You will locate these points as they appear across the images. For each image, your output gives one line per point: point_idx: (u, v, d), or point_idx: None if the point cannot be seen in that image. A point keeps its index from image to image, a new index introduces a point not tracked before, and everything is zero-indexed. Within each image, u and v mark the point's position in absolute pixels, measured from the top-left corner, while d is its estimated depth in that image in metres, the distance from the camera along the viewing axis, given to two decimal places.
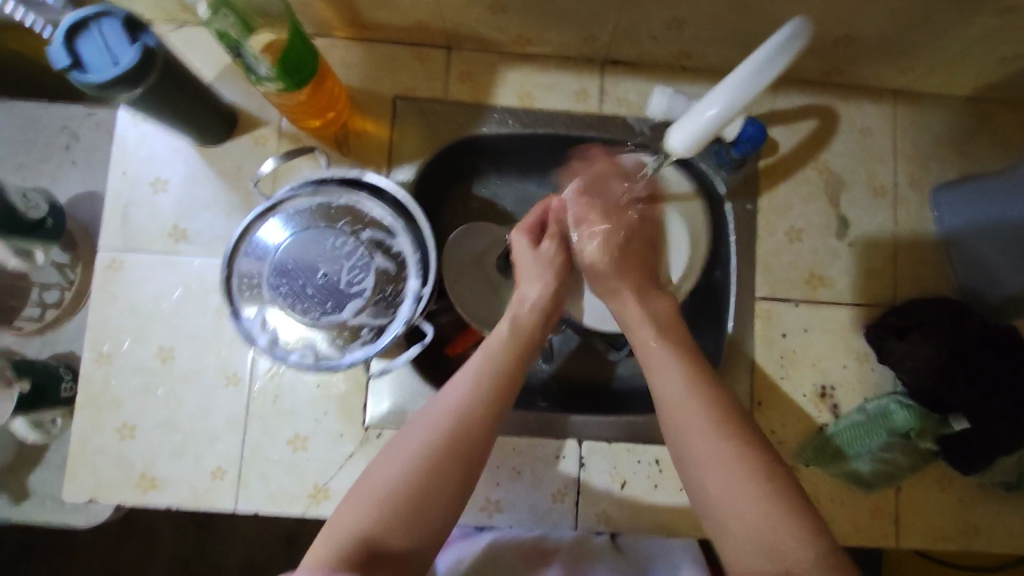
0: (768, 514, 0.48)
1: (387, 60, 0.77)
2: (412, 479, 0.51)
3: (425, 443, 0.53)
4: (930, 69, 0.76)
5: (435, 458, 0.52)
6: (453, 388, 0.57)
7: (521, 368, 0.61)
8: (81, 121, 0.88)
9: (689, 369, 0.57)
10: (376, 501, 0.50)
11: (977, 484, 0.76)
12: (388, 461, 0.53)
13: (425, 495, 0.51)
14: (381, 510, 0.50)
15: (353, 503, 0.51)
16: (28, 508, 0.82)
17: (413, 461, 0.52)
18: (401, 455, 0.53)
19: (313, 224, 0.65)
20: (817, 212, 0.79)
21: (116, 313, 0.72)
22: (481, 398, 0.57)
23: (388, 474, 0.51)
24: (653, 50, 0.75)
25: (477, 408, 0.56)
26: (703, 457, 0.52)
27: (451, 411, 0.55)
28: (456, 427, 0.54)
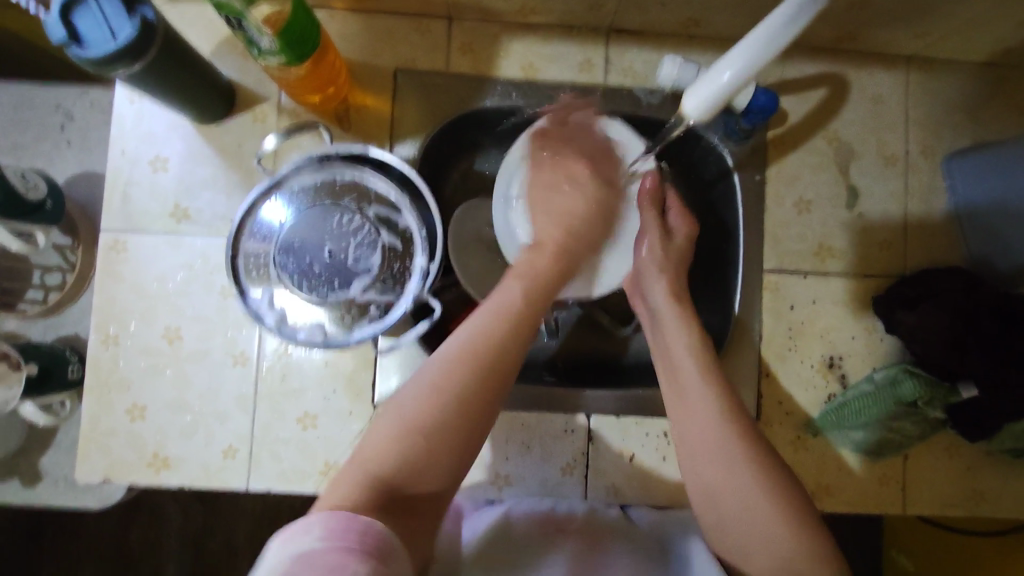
0: (775, 522, 0.52)
1: (386, 31, 0.75)
2: (445, 422, 0.50)
3: (458, 385, 0.51)
4: (946, 34, 0.74)
5: (467, 402, 0.51)
6: (476, 322, 0.54)
7: (549, 292, 0.59)
8: (75, 99, 0.86)
9: (719, 409, 0.58)
10: (407, 440, 0.49)
11: (985, 451, 0.76)
12: (417, 397, 0.51)
13: (451, 439, 0.50)
14: (412, 449, 0.49)
15: (384, 435, 0.50)
16: (41, 490, 0.82)
17: (446, 402, 0.50)
18: (437, 393, 0.50)
19: (318, 201, 0.64)
20: (826, 183, 0.78)
21: (122, 293, 0.72)
22: (508, 336, 0.53)
23: (419, 412, 0.50)
24: (661, 17, 0.73)
25: (516, 339, 0.54)
26: (722, 460, 0.55)
27: (477, 347, 0.52)
28: (493, 357, 0.52)
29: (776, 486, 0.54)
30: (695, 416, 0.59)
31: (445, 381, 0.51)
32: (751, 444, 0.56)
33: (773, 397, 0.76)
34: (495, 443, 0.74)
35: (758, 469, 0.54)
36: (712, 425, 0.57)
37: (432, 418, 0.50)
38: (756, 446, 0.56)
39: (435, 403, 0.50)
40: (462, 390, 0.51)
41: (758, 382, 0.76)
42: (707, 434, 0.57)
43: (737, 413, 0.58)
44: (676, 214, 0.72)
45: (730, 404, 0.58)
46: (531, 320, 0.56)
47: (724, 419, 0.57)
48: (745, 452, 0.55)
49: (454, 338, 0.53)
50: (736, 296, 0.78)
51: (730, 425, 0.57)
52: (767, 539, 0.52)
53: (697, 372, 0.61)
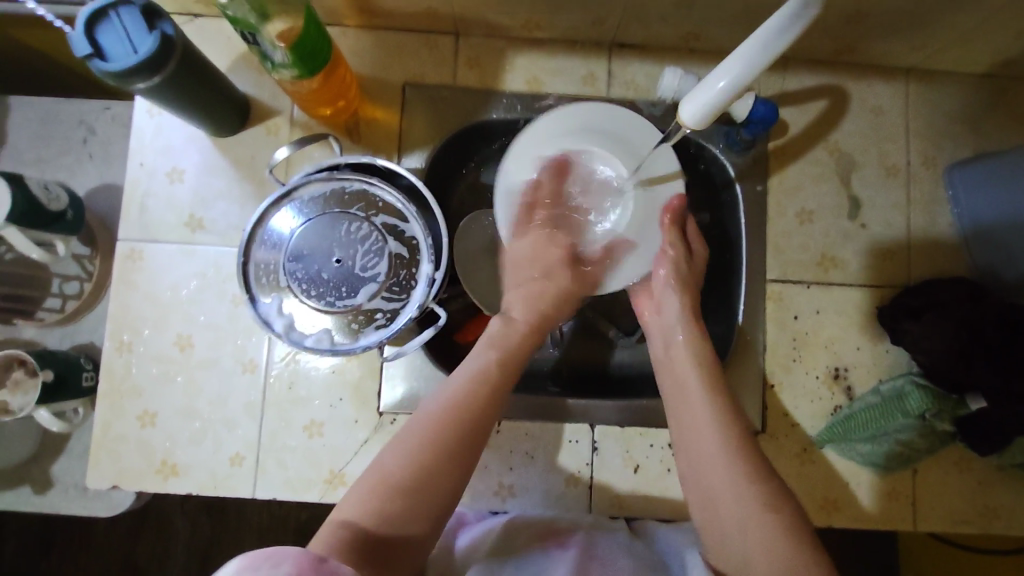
0: (766, 529, 0.52)
1: (395, 46, 0.77)
2: (424, 470, 0.55)
3: (437, 436, 0.57)
4: (944, 45, 0.75)
5: (444, 453, 0.56)
6: (457, 382, 0.62)
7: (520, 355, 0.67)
8: (97, 114, 0.88)
9: (718, 425, 0.60)
10: (386, 488, 0.53)
11: (995, 466, 0.75)
12: (398, 451, 0.56)
13: (428, 488, 0.54)
14: (391, 496, 0.53)
15: (365, 485, 0.54)
16: (52, 497, 0.83)
17: (424, 451, 0.56)
18: (414, 445, 0.56)
19: (327, 210, 0.66)
20: (828, 193, 0.79)
21: (136, 301, 0.73)
22: (482, 394, 0.61)
23: (399, 463, 0.55)
24: (662, 31, 0.75)
25: (489, 391, 0.61)
26: (712, 474, 0.57)
27: (453, 405, 0.59)
28: (468, 406, 0.59)
29: (772, 500, 0.54)
30: (697, 431, 0.61)
31: (423, 434, 0.57)
32: (748, 456, 0.58)
33: (778, 407, 0.76)
34: (500, 453, 0.74)
35: (757, 485, 0.55)
36: (714, 443, 0.59)
37: (415, 465, 0.55)
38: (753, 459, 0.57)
39: (414, 453, 0.55)
40: (441, 438, 0.57)
41: (763, 392, 0.76)
42: (712, 452, 0.58)
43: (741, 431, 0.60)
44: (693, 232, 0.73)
45: (730, 418, 0.61)
46: (504, 380, 0.63)
47: (721, 433, 0.59)
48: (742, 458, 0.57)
49: (436, 399, 0.61)
50: (740, 305, 0.78)
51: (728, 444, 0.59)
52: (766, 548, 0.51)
53: (700, 392, 0.63)
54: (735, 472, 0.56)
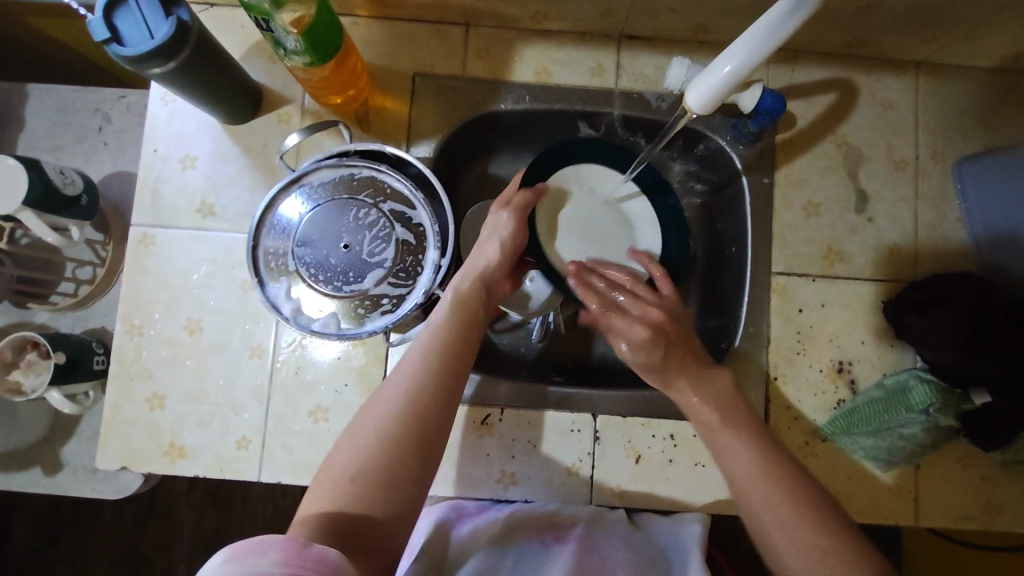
0: (805, 533, 0.52)
1: (406, 37, 0.78)
2: (377, 464, 0.53)
3: (388, 428, 0.55)
4: (954, 39, 0.75)
5: (398, 443, 0.54)
6: (409, 365, 0.59)
7: (466, 335, 0.63)
8: (112, 103, 0.90)
9: (740, 431, 0.59)
10: (342, 489, 0.52)
11: (999, 461, 0.75)
12: (349, 446, 0.54)
13: (387, 483, 0.53)
14: (347, 493, 0.52)
15: (320, 488, 0.53)
16: (62, 478, 0.85)
17: (375, 445, 0.54)
18: (365, 440, 0.54)
19: (336, 196, 0.66)
20: (835, 186, 0.79)
21: (147, 286, 0.74)
22: (432, 376, 0.58)
23: (350, 460, 0.53)
24: (671, 23, 0.75)
25: (433, 371, 0.59)
26: (740, 475, 0.57)
27: (404, 394, 0.57)
28: (411, 391, 0.57)
29: (830, 534, 0.52)
30: (743, 468, 0.57)
31: (369, 429, 0.55)
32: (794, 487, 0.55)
33: (781, 399, 0.76)
34: (502, 440, 0.74)
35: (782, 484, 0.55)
36: (763, 483, 0.55)
37: (360, 452, 0.54)
38: (799, 494, 0.54)
39: (364, 448, 0.54)
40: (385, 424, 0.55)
41: (766, 384, 0.76)
42: (761, 495, 0.55)
43: (784, 469, 0.56)
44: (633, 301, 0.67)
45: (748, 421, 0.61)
46: (456, 359, 0.61)
47: (749, 442, 0.58)
48: (766, 461, 0.57)
49: (385, 386, 0.58)
50: (745, 297, 0.78)
51: (774, 480, 0.55)
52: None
53: (733, 430, 0.59)
54: (789, 507, 0.53)
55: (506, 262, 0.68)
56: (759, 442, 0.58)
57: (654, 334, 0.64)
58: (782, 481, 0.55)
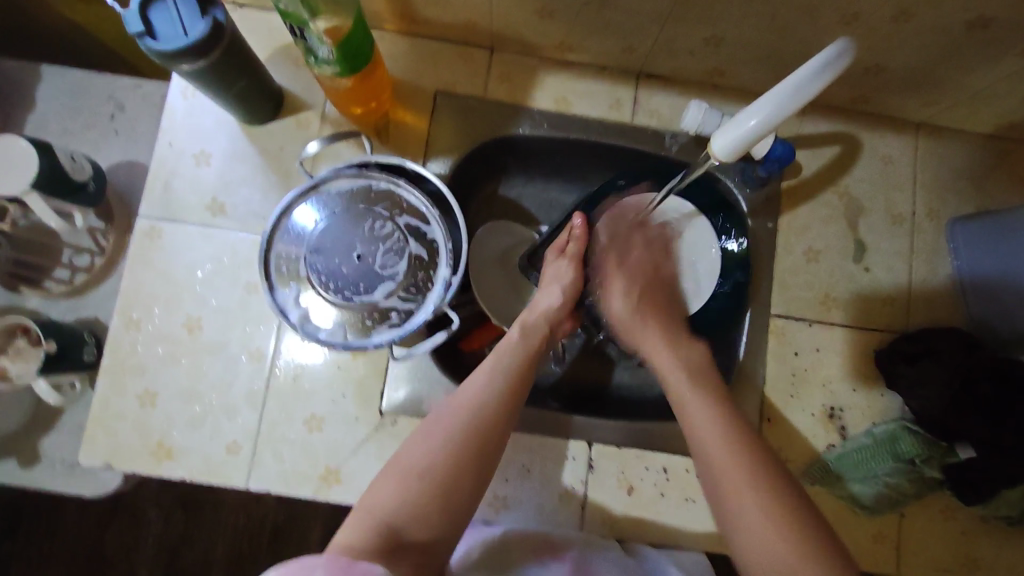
0: (759, 501, 0.54)
1: (430, 56, 0.79)
2: (444, 468, 0.54)
3: (457, 434, 0.56)
4: (954, 104, 0.79)
5: (465, 453, 0.55)
6: (478, 382, 0.61)
7: (532, 368, 0.64)
8: (128, 92, 0.89)
9: (711, 401, 0.62)
10: (407, 482, 0.53)
11: (980, 517, 0.77)
12: (420, 445, 0.55)
13: (451, 487, 0.54)
14: (413, 489, 0.53)
15: (385, 482, 0.54)
16: (37, 473, 0.82)
17: (444, 449, 0.55)
18: (433, 442, 0.55)
19: (353, 207, 0.67)
20: (835, 235, 0.81)
21: (150, 279, 0.73)
22: (504, 397, 0.60)
23: (421, 458, 0.55)
24: (690, 65, 0.78)
25: (502, 394, 0.60)
26: (710, 445, 0.58)
27: (473, 408, 0.58)
28: (478, 409, 0.58)
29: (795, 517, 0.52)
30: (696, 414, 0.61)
31: (436, 438, 0.56)
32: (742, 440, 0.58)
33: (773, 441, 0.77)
34: (497, 463, 0.74)
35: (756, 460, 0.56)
36: (717, 441, 0.58)
37: (430, 456, 0.55)
38: (749, 444, 0.57)
39: (433, 449, 0.55)
40: (453, 433, 0.56)
41: (761, 426, 0.77)
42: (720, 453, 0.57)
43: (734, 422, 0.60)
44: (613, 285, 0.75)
45: (711, 384, 0.64)
46: (526, 380, 0.63)
47: (721, 417, 0.60)
48: (736, 434, 0.58)
49: (457, 398, 0.60)
50: (743, 335, 0.80)
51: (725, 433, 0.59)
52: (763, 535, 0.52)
53: (695, 390, 0.63)
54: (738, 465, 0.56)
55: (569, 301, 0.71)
56: (718, 398, 0.62)
57: (631, 287, 0.75)
58: (732, 431, 0.59)
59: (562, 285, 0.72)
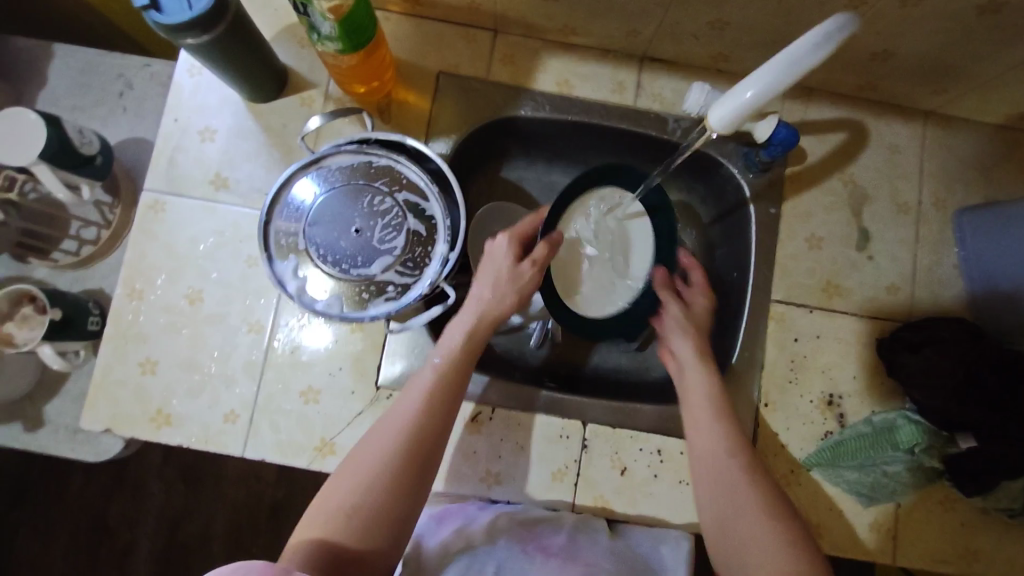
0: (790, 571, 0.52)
1: (435, 36, 0.80)
2: (374, 500, 0.54)
3: (380, 471, 0.56)
4: (963, 93, 0.78)
5: (395, 479, 0.56)
6: (405, 404, 0.61)
7: (462, 381, 0.63)
8: (137, 70, 0.91)
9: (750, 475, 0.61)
10: (338, 521, 0.53)
11: (979, 508, 0.75)
12: (348, 479, 0.56)
13: (382, 515, 0.54)
14: (344, 526, 0.53)
15: (317, 519, 0.54)
16: (42, 437, 0.84)
17: (366, 489, 0.55)
18: (361, 475, 0.56)
19: (352, 181, 0.67)
20: (838, 223, 0.81)
21: (154, 251, 0.75)
22: (428, 425, 0.59)
23: (343, 501, 0.54)
24: (693, 49, 0.77)
25: (431, 412, 0.60)
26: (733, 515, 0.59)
27: (403, 434, 0.58)
28: (407, 433, 0.58)
29: None
30: (706, 438, 0.65)
31: (368, 467, 0.56)
32: (750, 468, 0.62)
33: (770, 427, 0.77)
34: (491, 438, 0.75)
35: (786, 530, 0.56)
36: (754, 516, 0.57)
37: (358, 491, 0.55)
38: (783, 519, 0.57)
39: (355, 491, 0.55)
40: (384, 462, 0.56)
41: (757, 410, 0.77)
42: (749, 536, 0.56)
43: (741, 442, 0.64)
44: (696, 292, 0.79)
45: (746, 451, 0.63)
46: (458, 391, 0.63)
47: (756, 489, 0.60)
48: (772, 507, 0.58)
49: (382, 424, 0.60)
50: (742, 319, 0.79)
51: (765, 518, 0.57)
52: (760, 549, 0.55)
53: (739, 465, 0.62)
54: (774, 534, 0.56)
55: (505, 300, 0.69)
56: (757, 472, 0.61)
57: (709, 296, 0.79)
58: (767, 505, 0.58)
59: (508, 284, 0.69)
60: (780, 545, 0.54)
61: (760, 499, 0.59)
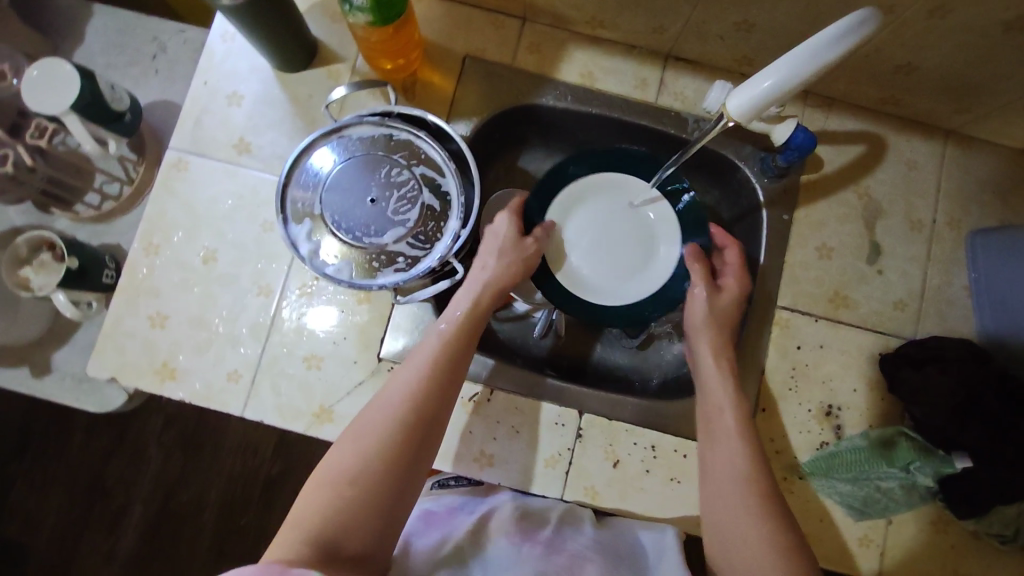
0: None
1: (464, 20, 0.81)
2: (375, 473, 0.55)
3: (383, 447, 0.56)
4: (986, 114, 0.78)
5: (395, 452, 0.56)
6: (405, 380, 0.61)
7: (464, 361, 0.64)
8: (171, 35, 0.93)
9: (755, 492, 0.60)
10: (338, 491, 0.53)
11: (971, 532, 0.74)
12: (348, 451, 0.56)
13: (382, 489, 0.54)
14: (344, 497, 0.53)
15: (316, 491, 0.54)
16: (48, 384, 0.86)
17: (370, 460, 0.55)
18: (362, 447, 0.56)
19: (372, 152, 0.69)
20: (850, 234, 0.81)
21: (173, 208, 0.76)
22: (427, 403, 0.59)
23: (345, 472, 0.54)
24: (718, 51, 0.78)
25: (432, 388, 0.60)
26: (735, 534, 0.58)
27: (403, 409, 0.58)
28: (406, 408, 0.59)
29: None
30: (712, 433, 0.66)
31: (369, 440, 0.56)
32: (755, 468, 0.62)
33: (765, 432, 0.77)
34: (486, 419, 0.75)
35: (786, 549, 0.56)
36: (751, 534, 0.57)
37: (359, 461, 0.55)
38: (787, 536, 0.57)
39: (359, 461, 0.55)
40: (384, 435, 0.57)
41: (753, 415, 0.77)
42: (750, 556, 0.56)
43: (752, 445, 0.64)
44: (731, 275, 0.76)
45: (754, 463, 0.62)
46: (460, 371, 0.63)
47: (756, 505, 0.59)
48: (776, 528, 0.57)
49: (382, 398, 0.60)
50: (747, 322, 0.80)
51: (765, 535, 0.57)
52: (759, 551, 0.56)
53: (743, 479, 0.61)
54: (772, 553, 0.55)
55: (507, 276, 0.71)
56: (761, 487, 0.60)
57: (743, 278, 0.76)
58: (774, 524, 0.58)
59: (508, 257, 0.72)
60: (778, 547, 0.56)
61: (759, 500, 0.60)
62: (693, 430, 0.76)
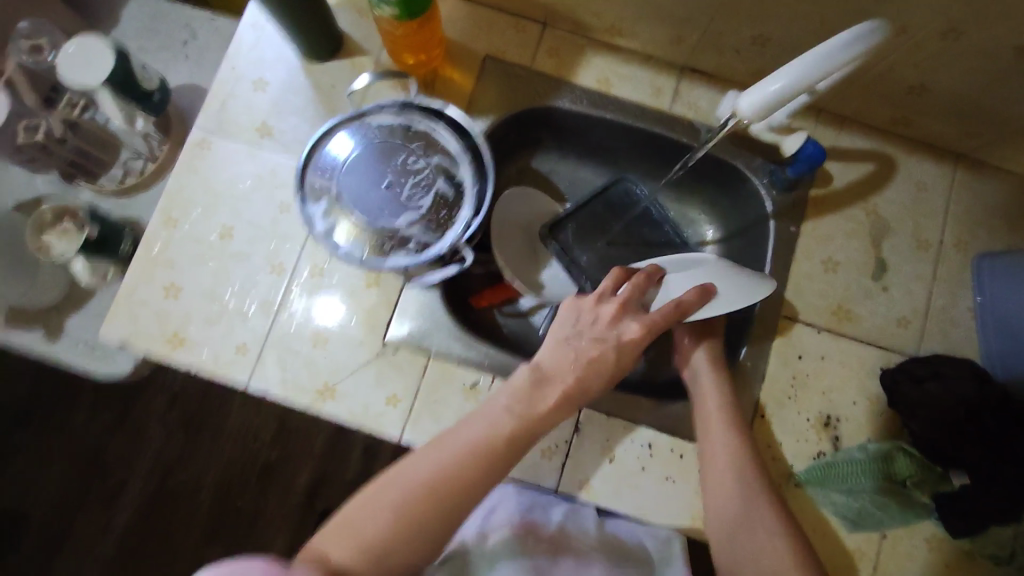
0: None
1: (487, 22, 0.83)
2: (401, 538, 0.51)
3: (408, 513, 0.52)
4: (995, 138, 0.79)
5: (425, 520, 0.52)
6: (448, 451, 0.56)
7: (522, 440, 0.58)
8: (203, 24, 1.00)
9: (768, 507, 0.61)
10: (361, 549, 0.50)
11: (971, 557, 0.73)
12: (372, 515, 0.52)
13: (406, 551, 0.51)
14: (368, 558, 0.50)
15: (337, 542, 0.51)
16: (58, 347, 0.92)
17: (396, 526, 0.51)
18: (387, 513, 0.52)
19: (390, 139, 0.71)
20: (857, 249, 0.81)
21: (194, 184, 0.78)
22: (470, 478, 0.55)
23: (370, 535, 0.51)
24: (733, 63, 0.80)
25: (477, 463, 0.55)
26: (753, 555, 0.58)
27: (437, 478, 0.54)
28: (442, 478, 0.54)
29: None
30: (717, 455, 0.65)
31: (398, 506, 0.52)
32: (760, 482, 0.62)
33: (763, 440, 0.76)
34: None
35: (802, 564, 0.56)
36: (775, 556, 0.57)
37: (384, 528, 0.51)
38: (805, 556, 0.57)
39: (384, 525, 0.51)
40: (416, 505, 0.52)
41: (752, 421, 0.76)
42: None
43: (757, 468, 0.64)
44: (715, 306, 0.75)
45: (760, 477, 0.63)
46: (514, 452, 0.57)
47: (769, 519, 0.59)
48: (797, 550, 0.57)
49: (418, 465, 0.55)
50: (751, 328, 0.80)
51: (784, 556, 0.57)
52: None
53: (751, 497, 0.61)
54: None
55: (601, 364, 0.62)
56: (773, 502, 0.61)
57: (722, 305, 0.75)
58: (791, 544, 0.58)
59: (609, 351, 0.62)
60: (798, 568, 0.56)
61: (770, 513, 0.60)
62: (691, 432, 0.76)
